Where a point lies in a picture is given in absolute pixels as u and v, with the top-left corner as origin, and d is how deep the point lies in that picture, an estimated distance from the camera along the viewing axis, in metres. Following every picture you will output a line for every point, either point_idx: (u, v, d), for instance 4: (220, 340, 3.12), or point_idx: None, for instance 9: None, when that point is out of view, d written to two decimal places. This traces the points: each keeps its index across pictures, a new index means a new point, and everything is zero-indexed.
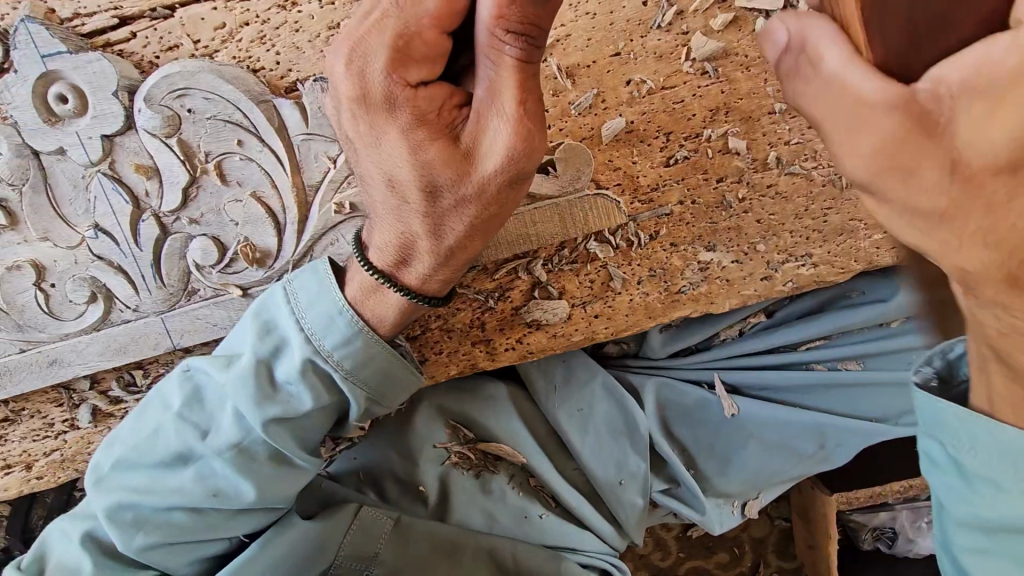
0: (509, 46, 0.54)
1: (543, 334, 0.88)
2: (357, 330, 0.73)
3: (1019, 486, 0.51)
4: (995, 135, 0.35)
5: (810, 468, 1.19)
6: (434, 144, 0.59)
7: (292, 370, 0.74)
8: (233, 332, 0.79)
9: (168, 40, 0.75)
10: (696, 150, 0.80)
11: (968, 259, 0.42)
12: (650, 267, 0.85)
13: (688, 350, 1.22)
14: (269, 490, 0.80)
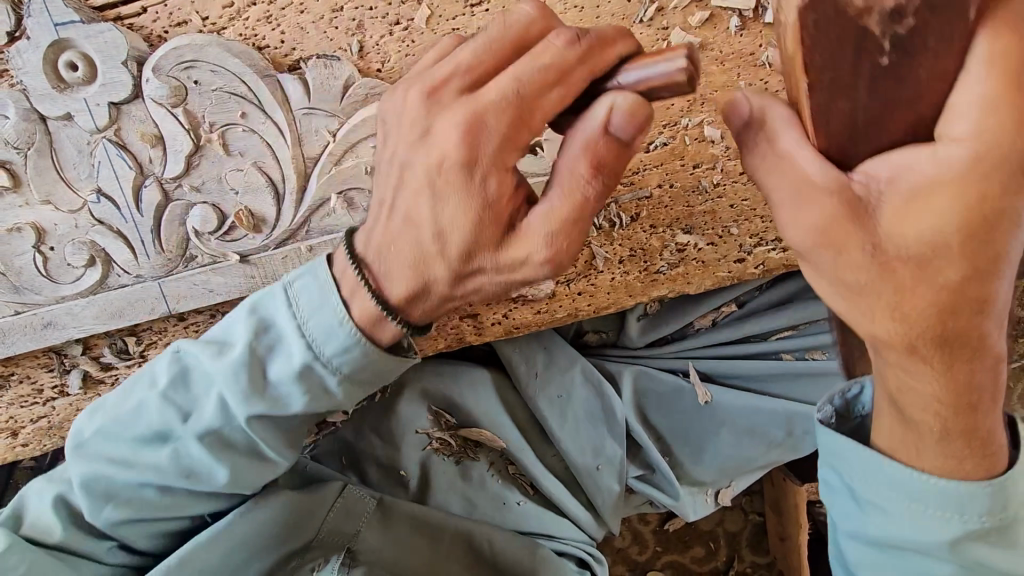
0: (591, 183, 0.57)
1: (529, 309, 0.92)
2: (354, 338, 0.72)
3: (903, 512, 0.56)
4: (913, 229, 0.44)
5: (779, 457, 1.24)
6: (488, 231, 0.61)
7: (287, 371, 0.74)
8: (226, 320, 0.80)
9: (177, 16, 0.78)
10: (673, 137, 0.86)
11: (900, 311, 0.47)
12: (630, 247, 0.90)
13: (664, 340, 1.27)
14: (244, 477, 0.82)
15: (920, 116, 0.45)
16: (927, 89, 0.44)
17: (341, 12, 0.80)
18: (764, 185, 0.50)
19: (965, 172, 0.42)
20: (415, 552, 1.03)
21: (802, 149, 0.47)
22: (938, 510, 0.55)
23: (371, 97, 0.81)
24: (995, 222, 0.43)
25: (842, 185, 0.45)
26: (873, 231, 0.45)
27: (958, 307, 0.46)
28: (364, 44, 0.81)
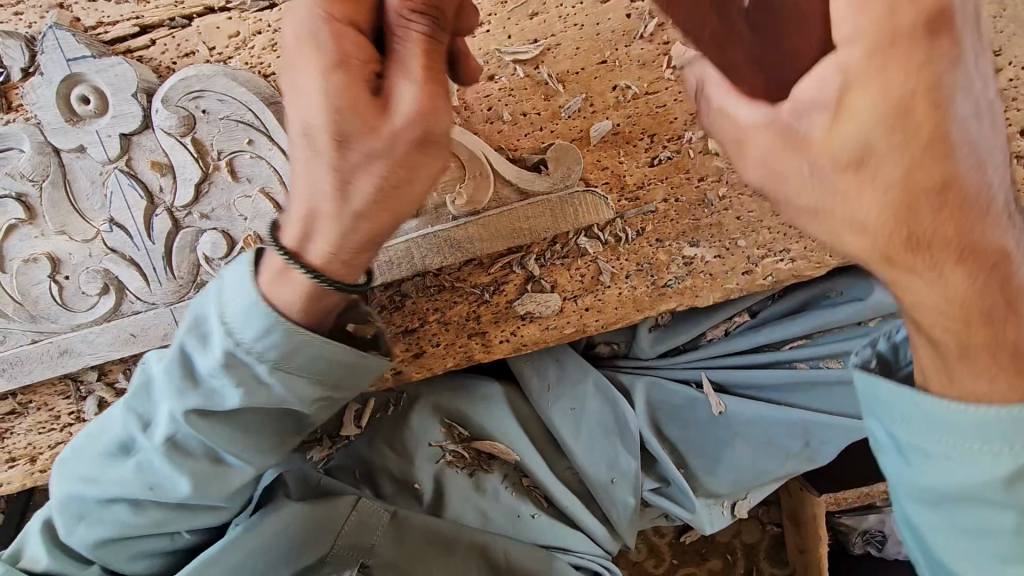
0: (414, 24, 0.54)
1: (536, 326, 0.92)
2: (275, 320, 0.67)
3: (942, 448, 0.57)
4: (841, 138, 0.44)
5: (796, 467, 1.22)
6: (351, 91, 0.54)
7: (213, 363, 0.70)
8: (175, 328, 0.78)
9: (184, 47, 0.81)
10: (678, 151, 0.86)
11: (858, 224, 0.47)
12: (637, 262, 0.90)
13: (676, 350, 1.26)
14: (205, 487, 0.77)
15: (812, 41, 0.46)
16: (805, 14, 0.46)
17: None
18: (707, 127, 0.55)
19: (866, 75, 0.43)
20: (430, 564, 1.03)
21: (726, 99, 0.51)
22: (988, 447, 0.55)
23: None
24: (938, 188, 0.45)
25: (772, 120, 0.48)
26: (811, 148, 0.46)
27: (917, 185, 0.45)
28: None
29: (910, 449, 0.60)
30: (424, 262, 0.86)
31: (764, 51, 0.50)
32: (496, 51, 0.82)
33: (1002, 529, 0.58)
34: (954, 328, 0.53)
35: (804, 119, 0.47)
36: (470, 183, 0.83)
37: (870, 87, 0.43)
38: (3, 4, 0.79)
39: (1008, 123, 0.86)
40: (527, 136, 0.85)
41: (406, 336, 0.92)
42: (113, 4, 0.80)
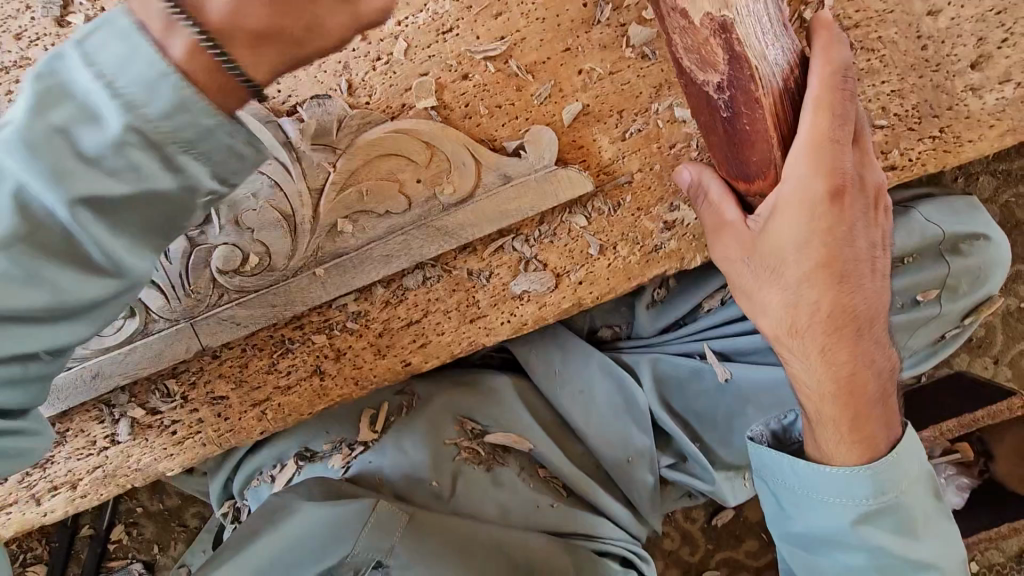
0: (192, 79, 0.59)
1: (535, 304, 0.96)
2: None
3: (815, 500, 0.81)
4: (776, 240, 0.74)
5: None
6: None
7: None
8: None
9: None
10: (647, 123, 0.92)
11: (760, 309, 0.79)
12: (621, 231, 0.95)
13: (676, 325, 1.31)
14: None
15: (771, 164, 0.73)
16: (762, 138, 0.72)
17: (329, 57, 0.89)
18: (705, 218, 0.84)
19: (807, 194, 0.70)
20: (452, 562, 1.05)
21: (722, 197, 0.82)
22: (839, 498, 0.79)
23: (363, 126, 0.88)
24: (845, 324, 0.75)
25: (739, 223, 0.79)
26: (754, 246, 0.77)
27: (804, 305, 0.75)
28: (352, 82, 0.90)
29: (786, 502, 0.85)
30: (422, 252, 0.91)
31: (727, 142, 0.78)
32: (466, 52, 0.90)
33: (861, 565, 0.81)
34: (826, 383, 0.78)
35: (753, 220, 0.78)
36: (456, 172, 0.88)
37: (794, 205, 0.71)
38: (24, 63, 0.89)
39: (956, 59, 0.91)
40: (504, 126, 0.91)
41: (412, 327, 0.97)
42: None
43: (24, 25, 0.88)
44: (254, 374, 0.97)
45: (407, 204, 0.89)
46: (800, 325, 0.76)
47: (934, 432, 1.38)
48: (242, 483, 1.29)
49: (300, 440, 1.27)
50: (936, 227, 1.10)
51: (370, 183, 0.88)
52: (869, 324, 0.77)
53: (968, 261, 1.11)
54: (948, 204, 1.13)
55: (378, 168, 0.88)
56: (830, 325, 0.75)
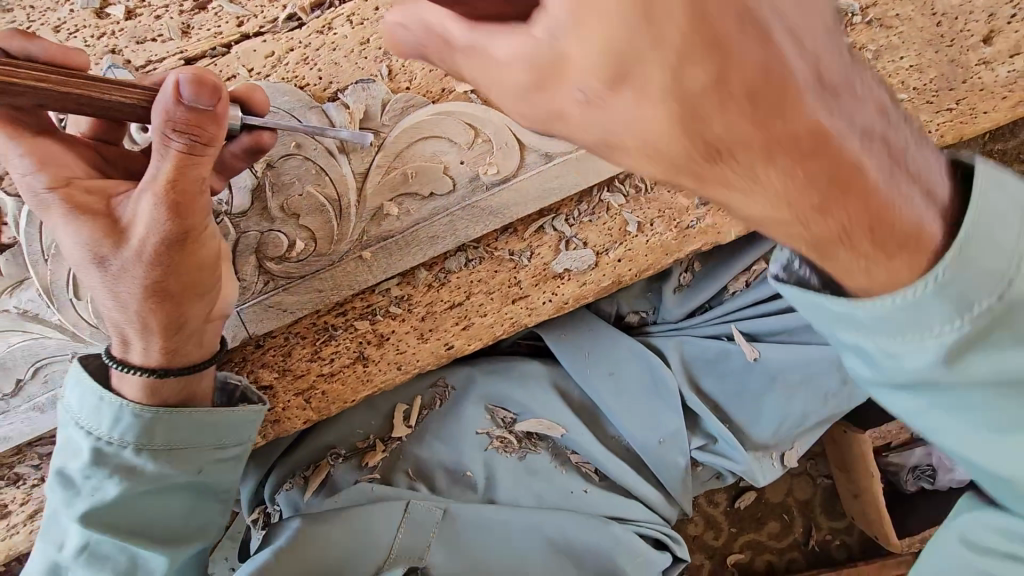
0: (174, 142, 0.65)
1: (576, 283, 0.98)
2: (133, 413, 0.79)
3: (950, 393, 0.57)
4: (724, 133, 0.42)
5: (836, 406, 1.29)
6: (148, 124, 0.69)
7: (82, 465, 0.80)
8: (79, 407, 0.80)
9: (227, 72, 0.90)
10: None
11: (784, 228, 0.50)
12: (658, 209, 0.97)
13: (702, 309, 1.33)
14: (146, 481, 0.81)
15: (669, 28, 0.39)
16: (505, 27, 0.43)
17: (370, 44, 0.91)
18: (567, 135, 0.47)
19: (654, 48, 0.39)
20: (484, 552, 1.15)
21: (558, 92, 0.43)
22: (982, 394, 0.57)
23: (407, 109, 0.89)
24: (842, 184, 0.47)
25: (676, 96, 0.41)
26: (703, 130, 0.42)
27: (801, 212, 0.48)
28: (393, 68, 0.91)
29: (908, 412, 0.60)
30: (468, 232, 0.92)
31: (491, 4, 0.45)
32: None
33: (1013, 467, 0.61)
34: (902, 268, 0.52)
35: (582, 90, 0.42)
36: (499, 152, 0.90)
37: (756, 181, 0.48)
38: None
39: (969, 34, 0.96)
40: None
41: (455, 309, 0.97)
42: (160, 44, 0.89)
43: (63, 18, 0.88)
44: (298, 363, 0.97)
45: (452, 185, 0.90)
46: (832, 239, 0.50)
47: None
48: (272, 487, 1.23)
49: (330, 439, 1.23)
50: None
51: (415, 165, 0.90)
52: (912, 184, 0.52)
53: None
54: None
55: (423, 149, 0.89)
56: (851, 219, 0.49)
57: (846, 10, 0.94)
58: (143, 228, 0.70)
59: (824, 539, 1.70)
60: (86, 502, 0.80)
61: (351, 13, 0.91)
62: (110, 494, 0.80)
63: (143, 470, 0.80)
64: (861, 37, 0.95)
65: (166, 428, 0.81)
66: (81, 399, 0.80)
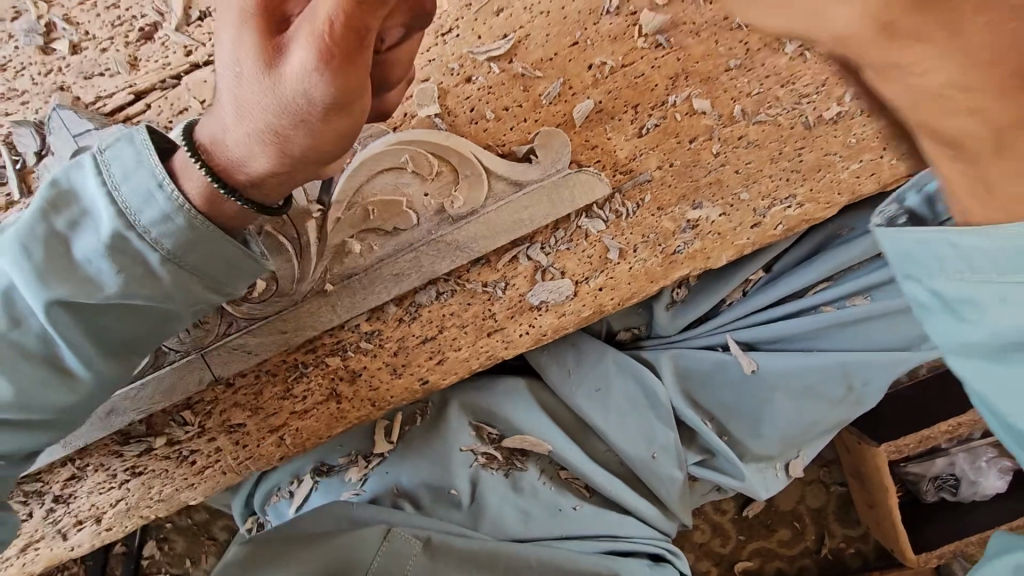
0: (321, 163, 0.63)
1: (554, 314, 0.92)
2: (178, 207, 0.65)
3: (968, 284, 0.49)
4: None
5: (846, 412, 1.20)
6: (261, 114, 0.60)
7: (96, 242, 0.66)
8: (123, 185, 0.65)
9: (178, 105, 0.85)
10: (665, 117, 0.86)
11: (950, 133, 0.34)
12: (642, 234, 0.90)
13: (698, 321, 1.27)
14: (135, 294, 0.68)
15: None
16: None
17: None
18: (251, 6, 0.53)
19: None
20: None
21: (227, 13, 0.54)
22: (970, 275, 0.48)
23: (366, 140, 0.84)
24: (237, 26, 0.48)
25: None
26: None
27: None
28: None
29: (960, 304, 0.50)
30: (432, 267, 0.88)
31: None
32: (468, 54, 0.84)
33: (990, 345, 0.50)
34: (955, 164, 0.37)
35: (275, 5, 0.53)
36: (465, 183, 0.84)
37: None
38: (10, 96, 0.86)
39: None
40: (513, 129, 0.86)
41: (427, 344, 0.93)
42: (109, 78, 0.85)
43: (7, 55, 0.85)
44: (270, 400, 0.95)
45: (417, 220, 0.85)
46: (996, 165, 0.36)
47: (974, 415, 1.33)
48: (262, 498, 1.26)
49: (315, 456, 1.23)
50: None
51: (376, 200, 0.84)
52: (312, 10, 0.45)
53: None
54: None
55: (381, 184, 0.84)
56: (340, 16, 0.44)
57: None
58: (251, 161, 0.62)
59: (839, 546, 1.64)
60: (67, 284, 0.67)
61: None
62: (101, 288, 0.67)
63: (161, 280, 0.68)
64: None
65: (198, 242, 0.67)
66: (131, 182, 0.65)
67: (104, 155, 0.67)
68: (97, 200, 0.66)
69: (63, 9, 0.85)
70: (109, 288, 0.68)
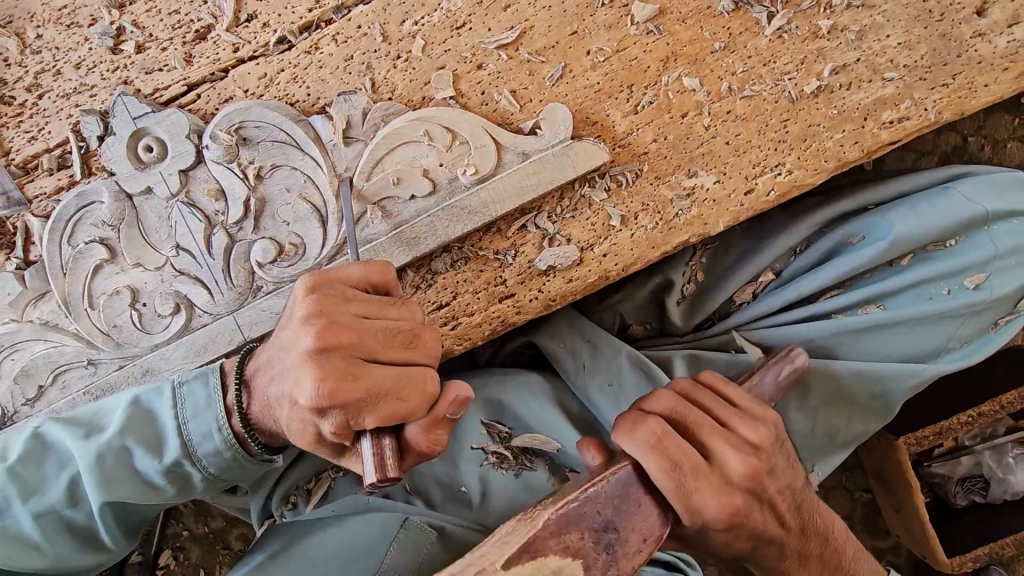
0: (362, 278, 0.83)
1: (561, 279, 0.98)
2: (229, 442, 0.85)
3: None
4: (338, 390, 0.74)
5: (864, 426, 1.11)
6: (347, 299, 0.80)
7: (160, 440, 0.85)
8: (190, 409, 0.85)
9: (224, 94, 0.97)
10: (658, 95, 0.95)
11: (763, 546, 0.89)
12: (642, 201, 0.97)
13: (711, 321, 1.21)
14: (169, 479, 0.85)
15: (372, 404, 0.75)
16: (368, 400, 0.75)
17: (353, 60, 0.96)
18: (362, 383, 0.75)
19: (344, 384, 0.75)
20: None
21: (327, 385, 0.74)
22: None
23: (386, 118, 0.94)
24: (356, 387, 0.75)
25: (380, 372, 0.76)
26: (350, 386, 0.75)
27: (350, 389, 0.75)
28: (375, 80, 0.96)
29: None
30: (447, 232, 0.95)
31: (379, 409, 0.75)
32: (479, 44, 0.95)
33: None
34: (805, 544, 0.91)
35: (360, 386, 0.75)
36: (476, 153, 0.93)
37: (648, 422, 0.78)
38: (82, 90, 0.99)
39: (960, 7, 0.92)
40: (520, 109, 0.95)
41: (442, 310, 0.99)
42: (166, 73, 0.98)
43: (83, 56, 0.99)
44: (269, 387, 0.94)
45: (432, 188, 0.94)
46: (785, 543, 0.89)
47: (993, 405, 1.28)
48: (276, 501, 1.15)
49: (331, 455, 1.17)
50: (977, 205, 1.04)
51: (395, 170, 0.93)
52: (335, 374, 0.75)
53: (1015, 239, 1.04)
54: (994, 182, 1.08)
55: (400, 156, 0.93)
56: (345, 366, 0.76)
57: None
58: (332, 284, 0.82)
59: None
60: (124, 456, 0.83)
61: (336, 33, 0.96)
62: (147, 465, 0.84)
63: (195, 477, 0.86)
64: (842, 18, 0.93)
65: (235, 464, 0.87)
66: (198, 421, 0.85)
67: (177, 401, 0.86)
68: (168, 417, 0.85)
69: (132, 16, 0.98)
70: (148, 466, 0.84)
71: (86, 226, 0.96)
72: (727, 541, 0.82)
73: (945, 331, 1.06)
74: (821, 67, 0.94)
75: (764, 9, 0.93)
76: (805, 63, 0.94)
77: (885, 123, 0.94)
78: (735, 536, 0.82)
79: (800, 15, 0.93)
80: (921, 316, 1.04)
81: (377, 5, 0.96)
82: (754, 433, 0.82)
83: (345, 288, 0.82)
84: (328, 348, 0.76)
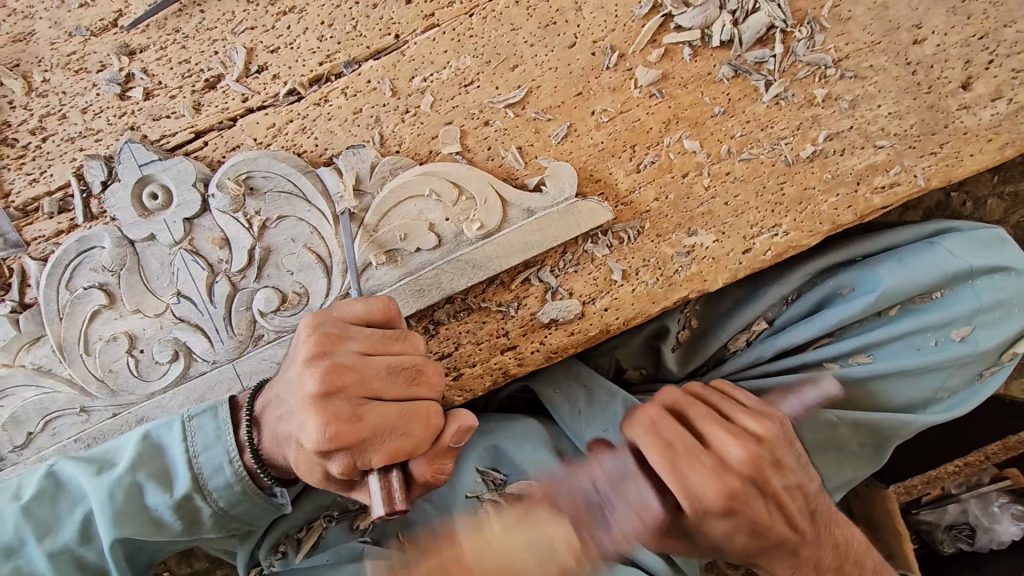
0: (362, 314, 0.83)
1: (563, 331, 0.99)
2: (238, 474, 0.85)
3: None
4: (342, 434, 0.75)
5: (859, 474, 1.13)
6: (348, 338, 0.80)
7: (172, 473, 0.85)
8: (202, 442, 0.85)
9: (232, 142, 0.98)
10: (660, 155, 0.98)
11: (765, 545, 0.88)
12: (643, 257, 0.99)
13: (706, 367, 1.22)
14: (181, 514, 0.85)
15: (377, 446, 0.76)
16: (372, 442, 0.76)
17: (362, 113, 0.97)
18: (366, 425, 0.76)
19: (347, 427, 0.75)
20: None
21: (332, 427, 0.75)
22: None
23: (393, 171, 0.95)
24: (360, 431, 0.75)
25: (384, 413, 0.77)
26: (352, 429, 0.75)
27: (355, 431, 0.75)
28: (383, 134, 0.97)
29: None
30: (451, 285, 0.96)
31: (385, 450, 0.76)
32: (488, 102, 0.97)
33: None
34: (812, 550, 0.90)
35: (366, 429, 0.75)
36: (481, 208, 0.94)
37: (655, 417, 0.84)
38: (88, 134, 0.99)
39: (947, 81, 0.96)
40: (526, 165, 0.97)
41: (444, 360, 0.99)
42: (174, 120, 0.98)
43: (90, 101, 0.99)
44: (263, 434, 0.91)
45: (437, 241, 0.95)
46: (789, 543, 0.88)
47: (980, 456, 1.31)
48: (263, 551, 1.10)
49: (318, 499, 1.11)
50: (960, 260, 1.06)
51: (401, 223, 0.94)
52: (339, 419, 0.75)
53: (998, 295, 1.07)
54: (976, 238, 1.11)
55: (407, 209, 0.94)
56: (350, 410, 0.76)
57: (818, 63, 0.96)
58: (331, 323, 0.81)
59: None
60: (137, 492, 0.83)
61: (345, 86, 0.98)
62: (159, 500, 0.83)
63: (207, 510, 0.86)
64: (836, 87, 0.96)
65: (243, 499, 0.87)
66: (209, 454, 0.85)
67: (187, 434, 0.86)
68: (178, 449, 0.85)
69: (142, 63, 0.99)
70: (162, 501, 0.83)
71: (84, 271, 0.95)
72: (726, 532, 0.83)
73: (932, 382, 1.08)
74: (816, 133, 0.97)
75: (762, 77, 0.96)
76: (801, 129, 0.97)
77: (877, 188, 0.98)
78: (734, 527, 0.83)
79: (796, 83, 0.96)
80: (909, 367, 1.07)
81: (386, 61, 0.97)
82: (757, 425, 0.85)
83: (346, 327, 0.81)
84: (331, 389, 0.76)
